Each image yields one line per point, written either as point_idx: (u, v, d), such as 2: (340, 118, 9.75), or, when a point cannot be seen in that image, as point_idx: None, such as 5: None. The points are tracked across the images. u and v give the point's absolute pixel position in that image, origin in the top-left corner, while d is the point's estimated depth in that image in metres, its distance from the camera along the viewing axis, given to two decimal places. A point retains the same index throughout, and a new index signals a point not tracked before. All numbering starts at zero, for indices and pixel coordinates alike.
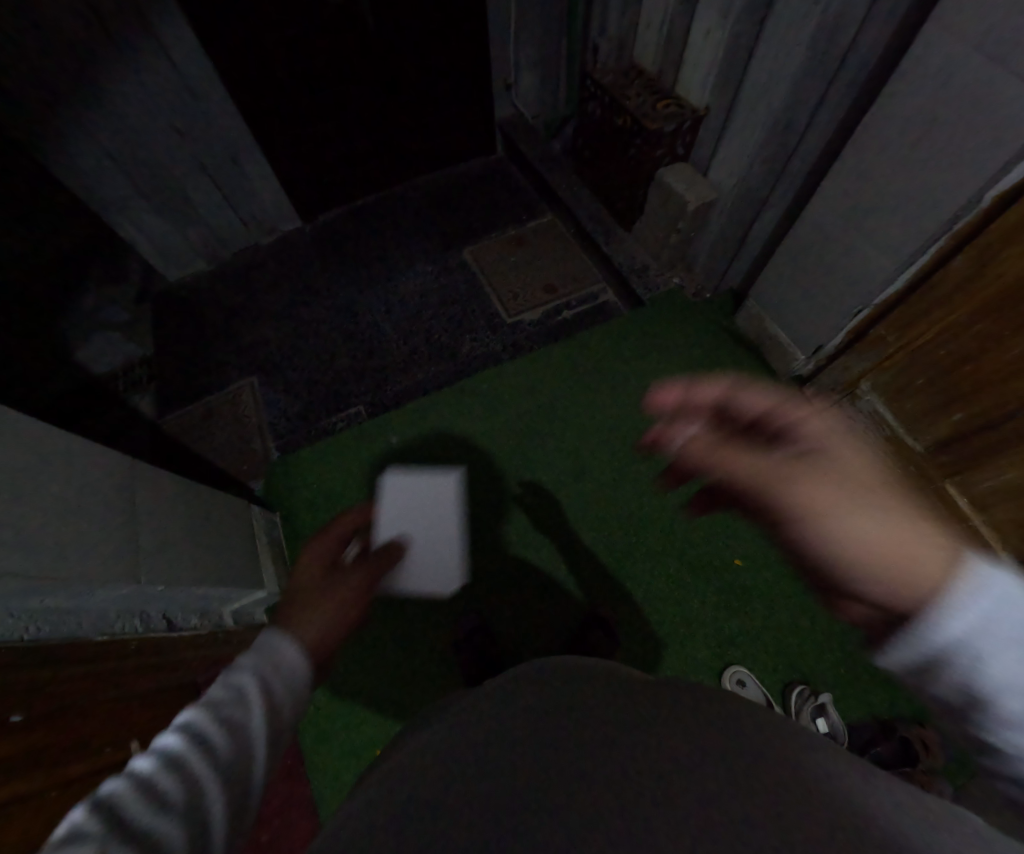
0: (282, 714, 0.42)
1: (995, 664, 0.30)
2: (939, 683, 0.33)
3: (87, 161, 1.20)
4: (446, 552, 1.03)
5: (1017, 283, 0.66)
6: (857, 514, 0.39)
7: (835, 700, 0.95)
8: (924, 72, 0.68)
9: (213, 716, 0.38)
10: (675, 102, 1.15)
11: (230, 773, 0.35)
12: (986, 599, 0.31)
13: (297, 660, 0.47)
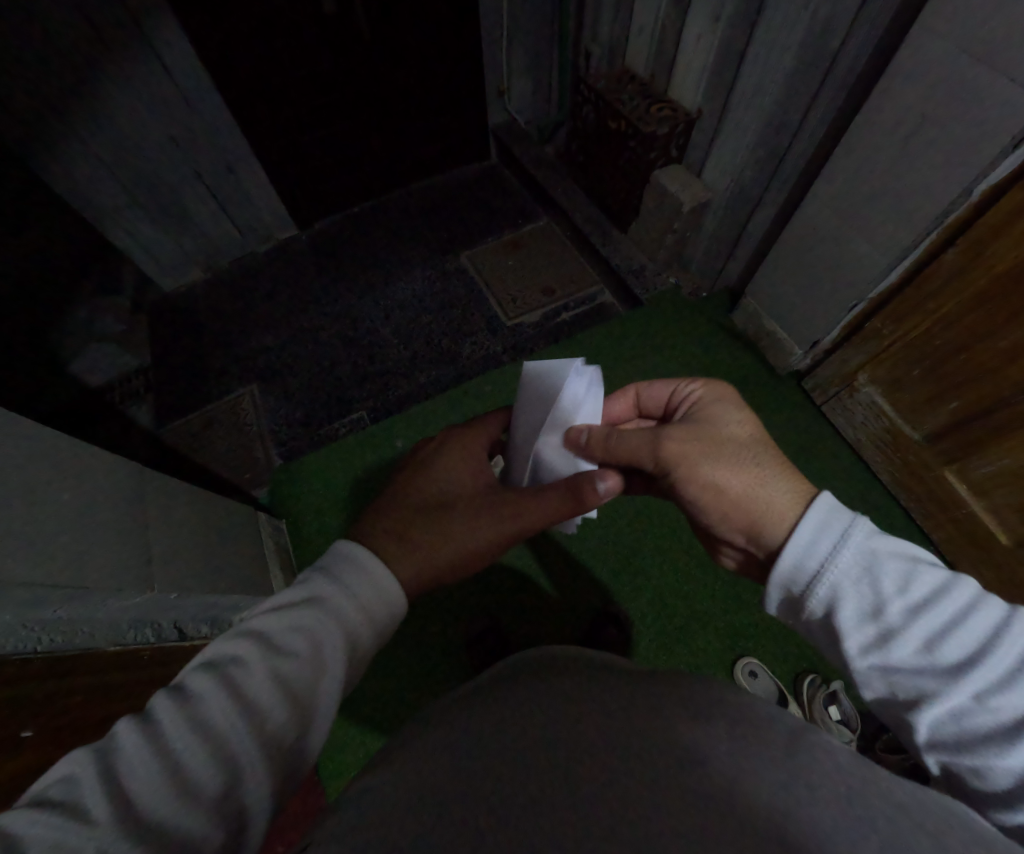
0: (347, 658, 0.46)
1: (850, 591, 0.42)
2: (808, 606, 0.45)
3: (82, 171, 1.19)
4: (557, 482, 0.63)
5: (1014, 267, 0.69)
6: (716, 479, 0.54)
7: (845, 688, 0.96)
8: (912, 72, 0.70)
9: (269, 659, 0.41)
10: (667, 105, 1.17)
11: (275, 721, 0.39)
12: (842, 541, 0.44)
13: (377, 596, 0.50)
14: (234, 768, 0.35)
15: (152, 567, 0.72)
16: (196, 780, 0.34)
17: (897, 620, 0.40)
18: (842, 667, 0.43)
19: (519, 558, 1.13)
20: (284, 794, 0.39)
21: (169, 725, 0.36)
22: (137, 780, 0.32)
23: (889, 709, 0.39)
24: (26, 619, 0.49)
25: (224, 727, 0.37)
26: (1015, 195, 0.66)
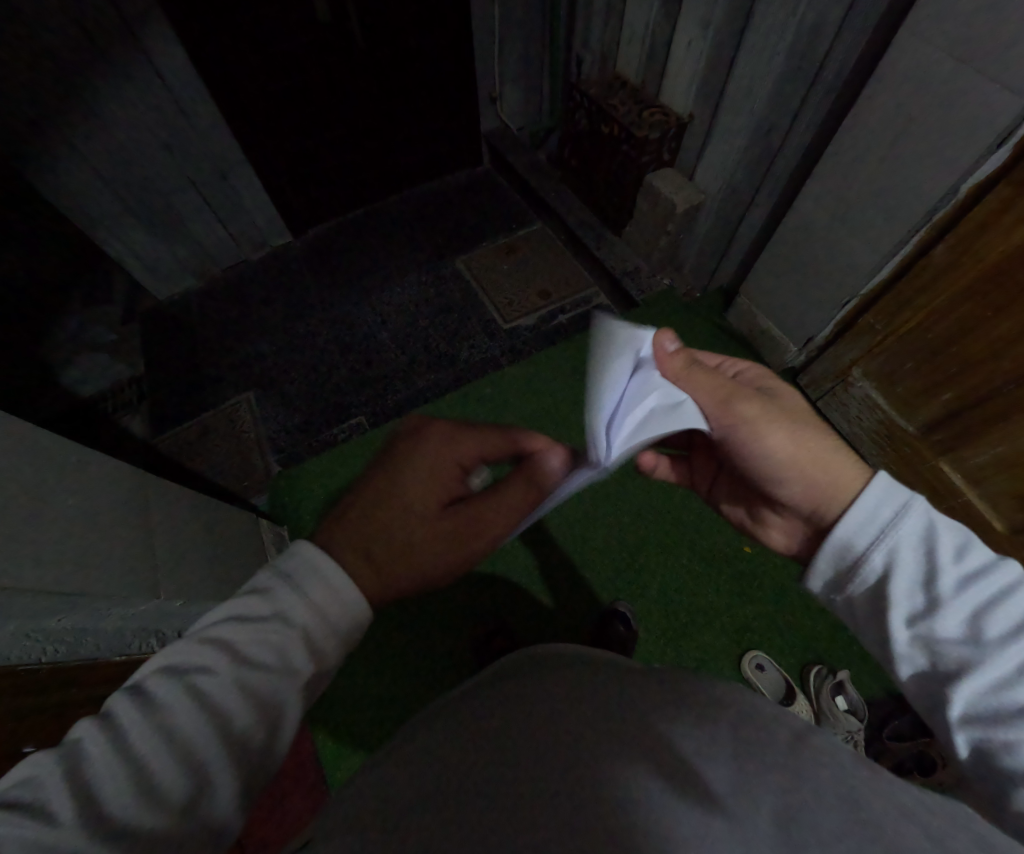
0: (317, 665, 0.44)
1: (905, 559, 0.43)
2: (859, 574, 0.46)
3: (74, 180, 1.18)
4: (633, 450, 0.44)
5: (1001, 264, 0.72)
6: (780, 442, 0.53)
7: (851, 678, 0.98)
8: (900, 75, 0.73)
9: (233, 666, 0.40)
10: (659, 110, 1.20)
11: (240, 730, 0.38)
12: (904, 510, 0.44)
13: (332, 604, 0.45)
14: (197, 777, 0.35)
15: (157, 574, 0.71)
16: (156, 791, 0.33)
17: (948, 593, 0.41)
18: (881, 649, 0.45)
19: (524, 558, 1.14)
20: (251, 794, 0.39)
21: (129, 733, 0.35)
22: (102, 795, 0.32)
23: (926, 685, 0.41)
24: (28, 630, 0.49)
25: (185, 737, 0.36)
26: (1002, 190, 0.68)
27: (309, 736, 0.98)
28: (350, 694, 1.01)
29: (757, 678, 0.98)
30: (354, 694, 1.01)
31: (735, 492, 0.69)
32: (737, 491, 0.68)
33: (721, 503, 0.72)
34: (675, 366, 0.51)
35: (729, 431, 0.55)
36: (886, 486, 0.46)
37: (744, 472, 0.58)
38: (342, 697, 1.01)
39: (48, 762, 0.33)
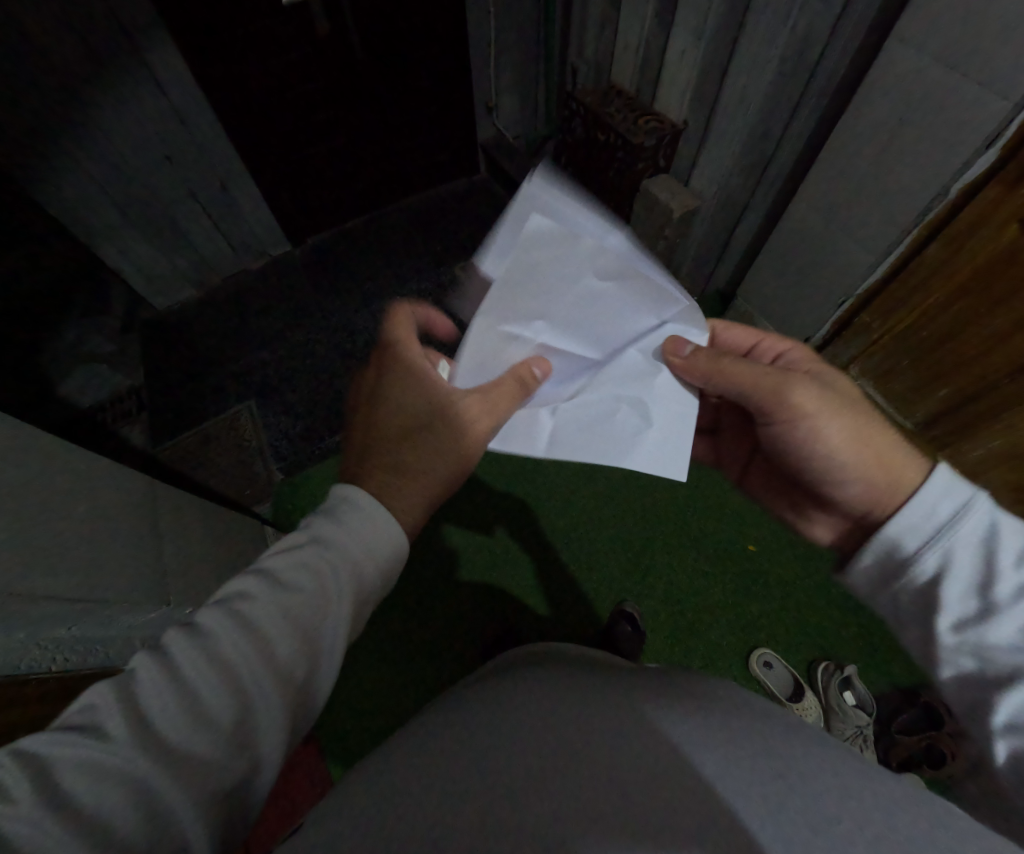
0: (358, 598, 0.45)
1: (961, 559, 0.44)
2: (910, 572, 0.47)
3: (76, 191, 1.19)
4: (559, 381, 0.47)
5: (993, 261, 0.75)
6: (831, 432, 0.53)
7: (859, 673, 0.99)
8: (892, 81, 0.76)
9: (276, 599, 0.42)
10: (654, 116, 1.22)
11: (285, 660, 0.40)
12: (966, 508, 0.45)
13: (363, 531, 0.47)
14: (244, 702, 0.37)
15: (169, 581, 0.72)
16: (206, 715, 0.36)
17: (1003, 599, 0.42)
18: (924, 650, 0.47)
19: (532, 559, 1.15)
20: (300, 724, 0.41)
21: (182, 662, 0.37)
22: (149, 713, 0.34)
23: (965, 691, 0.42)
24: (38, 640, 0.48)
25: (230, 668, 0.38)
26: (989, 192, 0.71)
27: (316, 743, 0.97)
28: (357, 701, 1.01)
29: (766, 676, 0.98)
30: (364, 700, 1.02)
31: (774, 484, 0.69)
32: (776, 482, 0.68)
33: (757, 493, 0.71)
34: (699, 364, 0.49)
35: (778, 417, 0.54)
36: (946, 486, 0.46)
37: (793, 461, 0.57)
38: (349, 704, 1.01)
39: (111, 686, 0.36)
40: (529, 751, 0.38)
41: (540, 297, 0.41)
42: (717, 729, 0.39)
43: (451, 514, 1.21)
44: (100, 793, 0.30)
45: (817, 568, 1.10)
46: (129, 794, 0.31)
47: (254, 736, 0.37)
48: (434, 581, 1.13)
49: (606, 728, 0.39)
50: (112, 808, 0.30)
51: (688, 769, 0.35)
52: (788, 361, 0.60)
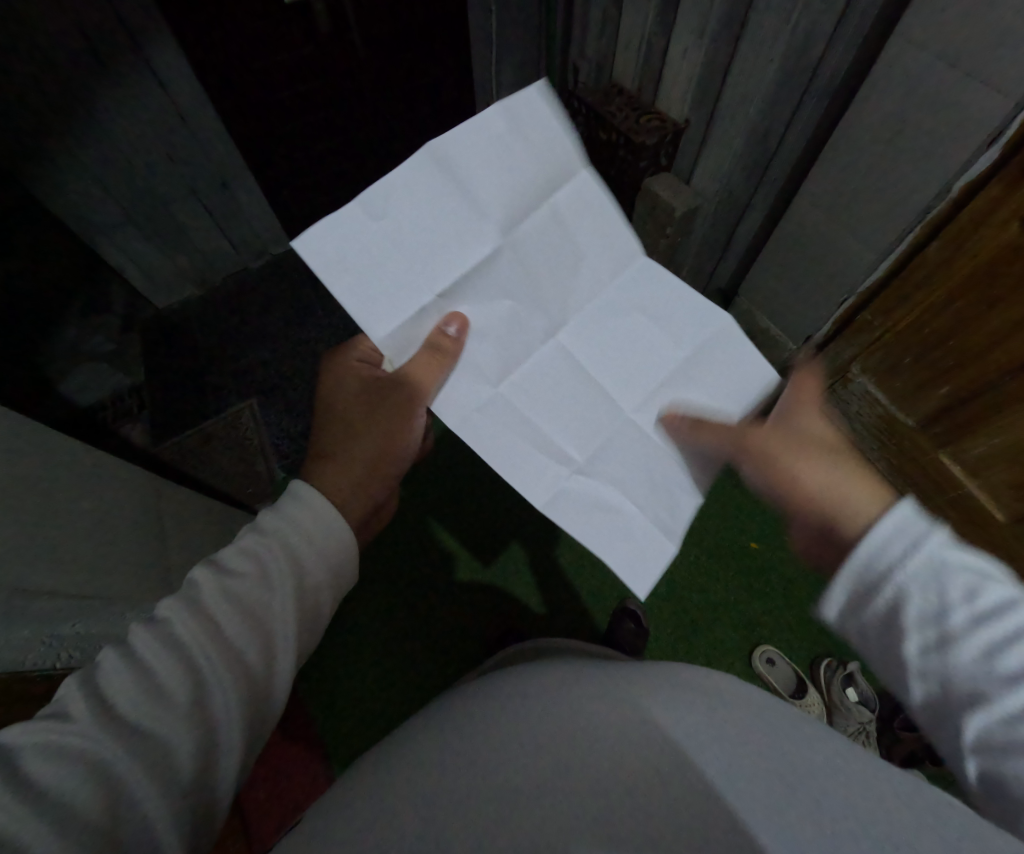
0: (304, 581, 0.48)
1: (914, 592, 0.43)
2: (866, 608, 0.45)
3: (78, 191, 1.18)
4: (507, 349, 0.50)
5: (994, 259, 0.76)
6: (797, 471, 0.54)
7: (861, 670, 1.00)
8: (896, 79, 0.76)
9: (224, 587, 0.44)
10: (655, 116, 1.18)
11: (237, 643, 0.42)
12: (915, 545, 0.43)
13: (305, 518, 0.51)
14: (200, 684, 0.38)
15: (174, 576, 0.72)
16: (163, 697, 0.36)
17: (959, 625, 0.40)
18: (894, 678, 0.45)
19: (535, 557, 1.15)
20: (261, 713, 0.42)
21: (138, 652, 0.38)
22: (108, 699, 0.35)
23: (937, 714, 0.42)
24: (44, 633, 0.47)
25: (184, 651, 0.39)
26: (991, 193, 0.71)
27: (320, 740, 0.98)
28: (361, 699, 1.02)
29: (768, 672, 0.99)
30: (371, 696, 1.02)
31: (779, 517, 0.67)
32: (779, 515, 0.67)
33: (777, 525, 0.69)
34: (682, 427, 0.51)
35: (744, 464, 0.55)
36: (899, 528, 0.43)
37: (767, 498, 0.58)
38: (354, 702, 1.01)
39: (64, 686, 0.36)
40: (531, 748, 0.38)
41: (537, 259, 0.49)
42: (714, 726, 0.38)
43: (454, 511, 1.21)
44: (60, 775, 0.30)
45: None
46: (87, 775, 0.31)
47: (212, 717, 0.38)
48: (437, 579, 1.14)
49: (605, 717, 0.39)
50: (72, 788, 0.30)
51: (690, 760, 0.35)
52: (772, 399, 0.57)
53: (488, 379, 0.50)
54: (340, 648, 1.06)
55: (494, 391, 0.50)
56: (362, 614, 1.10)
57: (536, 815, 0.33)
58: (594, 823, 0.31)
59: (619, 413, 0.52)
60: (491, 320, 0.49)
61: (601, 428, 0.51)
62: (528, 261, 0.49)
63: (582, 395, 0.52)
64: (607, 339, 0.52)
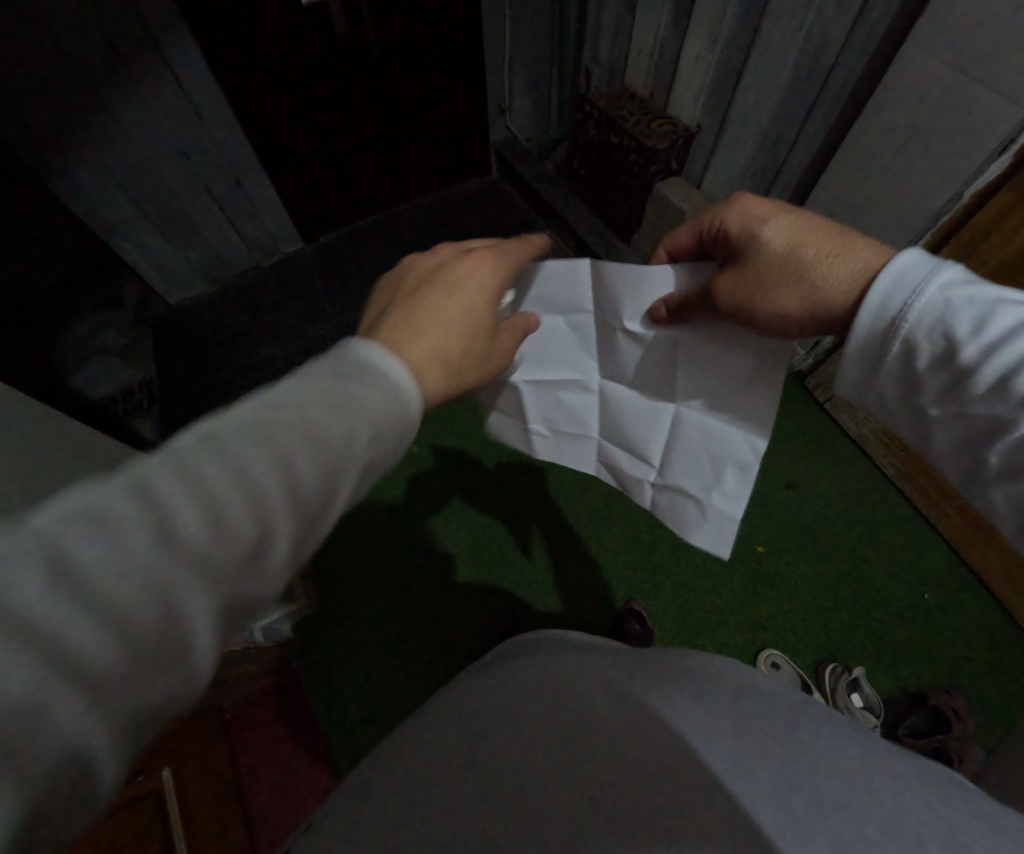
0: (381, 435, 0.35)
1: (922, 343, 0.39)
2: (880, 370, 0.42)
3: (94, 187, 1.20)
4: (546, 399, 0.59)
5: (1012, 258, 0.76)
6: (785, 290, 0.45)
7: (866, 675, 1.00)
8: (908, 84, 0.77)
9: (294, 413, 0.32)
10: (668, 121, 1.22)
11: (308, 488, 0.30)
12: (915, 293, 0.39)
13: (393, 377, 0.38)
14: (264, 527, 0.28)
15: None
16: (173, 555, 0.24)
17: (970, 360, 0.37)
18: (918, 432, 0.43)
19: (540, 556, 1.16)
20: (306, 556, 0.32)
21: (186, 458, 0.27)
22: (143, 512, 0.24)
23: (962, 462, 0.40)
24: None
25: (228, 499, 0.27)
26: (1001, 198, 0.75)
27: (326, 736, 0.98)
28: (367, 694, 1.03)
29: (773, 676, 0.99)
30: (377, 692, 1.03)
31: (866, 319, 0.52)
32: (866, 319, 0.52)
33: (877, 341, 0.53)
34: (664, 316, 0.48)
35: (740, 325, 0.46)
36: (894, 277, 0.39)
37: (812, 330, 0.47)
38: (360, 695, 1.02)
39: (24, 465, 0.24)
40: (534, 739, 0.38)
41: (553, 357, 0.56)
42: (720, 714, 0.37)
43: (461, 510, 1.22)
44: (79, 600, 0.21)
45: (824, 571, 1.10)
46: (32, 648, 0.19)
47: (232, 597, 0.27)
48: (443, 575, 1.14)
49: (602, 708, 0.39)
50: (90, 632, 0.21)
51: (684, 750, 0.34)
52: (723, 234, 0.51)
53: (585, 439, 0.59)
54: (346, 643, 1.07)
55: (551, 430, 0.60)
56: (367, 607, 1.11)
57: (542, 824, 0.32)
58: (603, 824, 0.31)
59: (657, 417, 0.53)
60: (550, 403, 0.59)
61: (650, 426, 0.54)
62: (540, 352, 0.56)
63: (633, 426, 0.55)
64: (619, 369, 0.54)
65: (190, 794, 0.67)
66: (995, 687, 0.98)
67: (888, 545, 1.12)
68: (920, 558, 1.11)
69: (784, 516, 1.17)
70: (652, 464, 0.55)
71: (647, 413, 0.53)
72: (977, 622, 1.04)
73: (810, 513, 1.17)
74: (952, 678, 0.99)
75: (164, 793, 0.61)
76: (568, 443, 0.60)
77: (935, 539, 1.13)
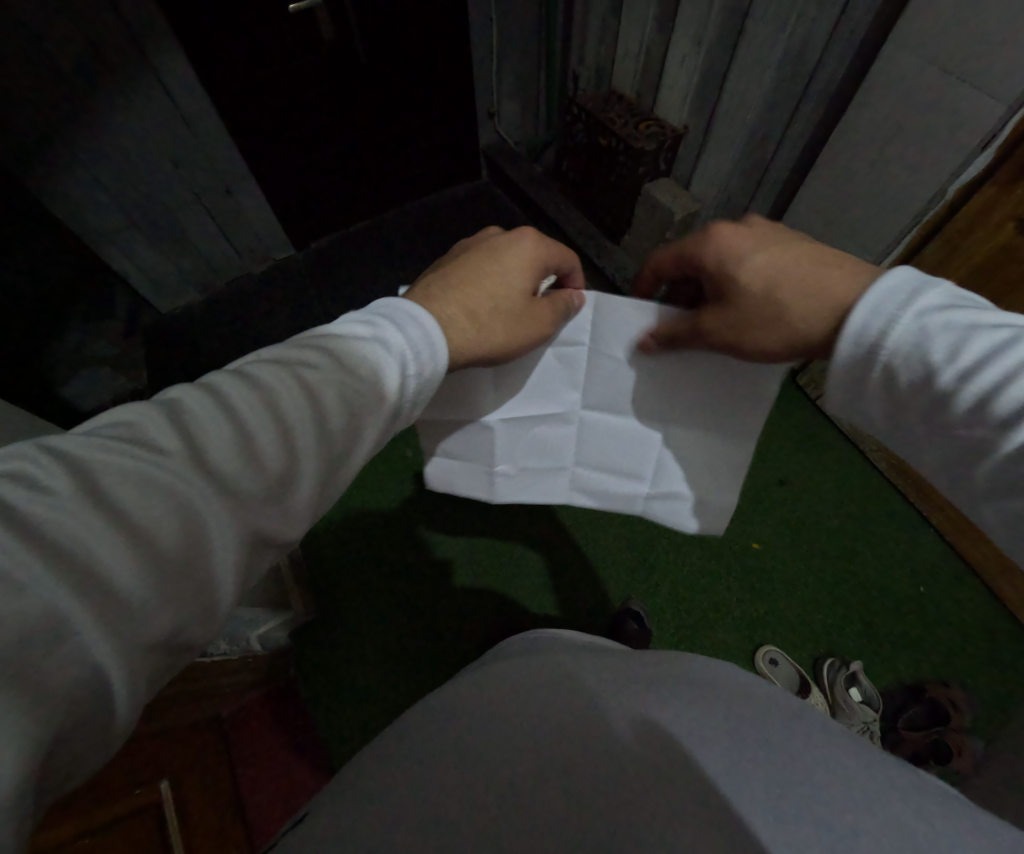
0: (391, 388, 0.41)
1: (901, 366, 0.40)
2: (865, 389, 0.43)
3: (83, 197, 1.20)
4: (519, 440, 0.59)
5: (1000, 249, 0.77)
6: (773, 325, 0.47)
7: (864, 668, 1.00)
8: (890, 82, 0.79)
9: (313, 367, 0.38)
10: (655, 123, 1.23)
11: (326, 427, 0.36)
12: (893, 320, 0.40)
13: (403, 336, 0.43)
14: (288, 456, 0.34)
15: None
16: (225, 474, 0.31)
17: (947, 385, 0.37)
18: (906, 443, 0.44)
19: (538, 557, 1.16)
20: (330, 497, 0.38)
21: (229, 399, 0.34)
22: (194, 439, 0.31)
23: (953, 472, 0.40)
24: None
25: (260, 433, 0.33)
26: (985, 192, 0.75)
27: (324, 744, 0.98)
28: (365, 700, 1.02)
29: (772, 673, 0.99)
30: (376, 698, 1.02)
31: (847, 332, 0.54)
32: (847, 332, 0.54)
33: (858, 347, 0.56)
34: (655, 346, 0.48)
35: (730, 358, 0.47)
36: (870, 306, 0.41)
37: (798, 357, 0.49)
38: (360, 700, 1.02)
39: (124, 406, 0.33)
40: (533, 740, 0.38)
41: (534, 393, 0.56)
42: (718, 716, 0.37)
43: (457, 512, 1.22)
44: (145, 498, 0.28)
45: (820, 566, 1.11)
46: (127, 533, 0.26)
47: (260, 521, 0.32)
48: (441, 578, 1.14)
49: (605, 702, 0.40)
50: (154, 525, 0.27)
51: (680, 744, 0.35)
52: (707, 265, 0.51)
53: (558, 468, 0.61)
54: (344, 650, 1.07)
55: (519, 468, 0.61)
56: (364, 612, 1.10)
57: (544, 823, 0.32)
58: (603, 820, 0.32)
59: (649, 445, 0.56)
60: (527, 442, 0.59)
61: (641, 451, 0.57)
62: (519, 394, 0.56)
63: (624, 452, 0.58)
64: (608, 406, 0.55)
65: (190, 808, 0.66)
66: (990, 677, 0.99)
67: (882, 539, 1.13)
68: (916, 553, 1.12)
69: (779, 512, 1.17)
70: (645, 478, 0.59)
71: (636, 442, 0.56)
72: (972, 613, 1.05)
73: (805, 508, 1.17)
74: (948, 669, 1.00)
75: (163, 803, 0.61)
76: (538, 474, 0.62)
77: (929, 532, 1.13)
